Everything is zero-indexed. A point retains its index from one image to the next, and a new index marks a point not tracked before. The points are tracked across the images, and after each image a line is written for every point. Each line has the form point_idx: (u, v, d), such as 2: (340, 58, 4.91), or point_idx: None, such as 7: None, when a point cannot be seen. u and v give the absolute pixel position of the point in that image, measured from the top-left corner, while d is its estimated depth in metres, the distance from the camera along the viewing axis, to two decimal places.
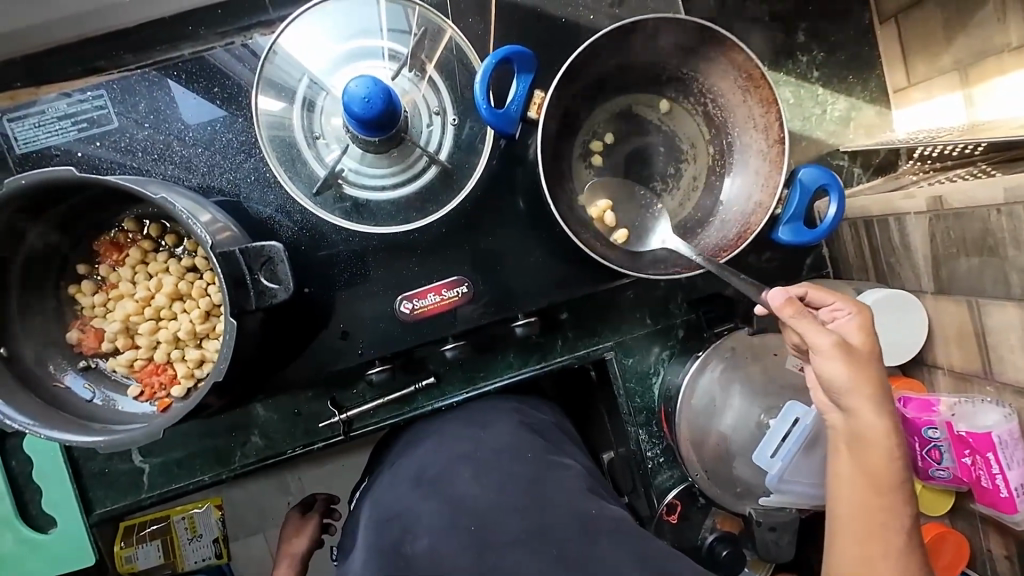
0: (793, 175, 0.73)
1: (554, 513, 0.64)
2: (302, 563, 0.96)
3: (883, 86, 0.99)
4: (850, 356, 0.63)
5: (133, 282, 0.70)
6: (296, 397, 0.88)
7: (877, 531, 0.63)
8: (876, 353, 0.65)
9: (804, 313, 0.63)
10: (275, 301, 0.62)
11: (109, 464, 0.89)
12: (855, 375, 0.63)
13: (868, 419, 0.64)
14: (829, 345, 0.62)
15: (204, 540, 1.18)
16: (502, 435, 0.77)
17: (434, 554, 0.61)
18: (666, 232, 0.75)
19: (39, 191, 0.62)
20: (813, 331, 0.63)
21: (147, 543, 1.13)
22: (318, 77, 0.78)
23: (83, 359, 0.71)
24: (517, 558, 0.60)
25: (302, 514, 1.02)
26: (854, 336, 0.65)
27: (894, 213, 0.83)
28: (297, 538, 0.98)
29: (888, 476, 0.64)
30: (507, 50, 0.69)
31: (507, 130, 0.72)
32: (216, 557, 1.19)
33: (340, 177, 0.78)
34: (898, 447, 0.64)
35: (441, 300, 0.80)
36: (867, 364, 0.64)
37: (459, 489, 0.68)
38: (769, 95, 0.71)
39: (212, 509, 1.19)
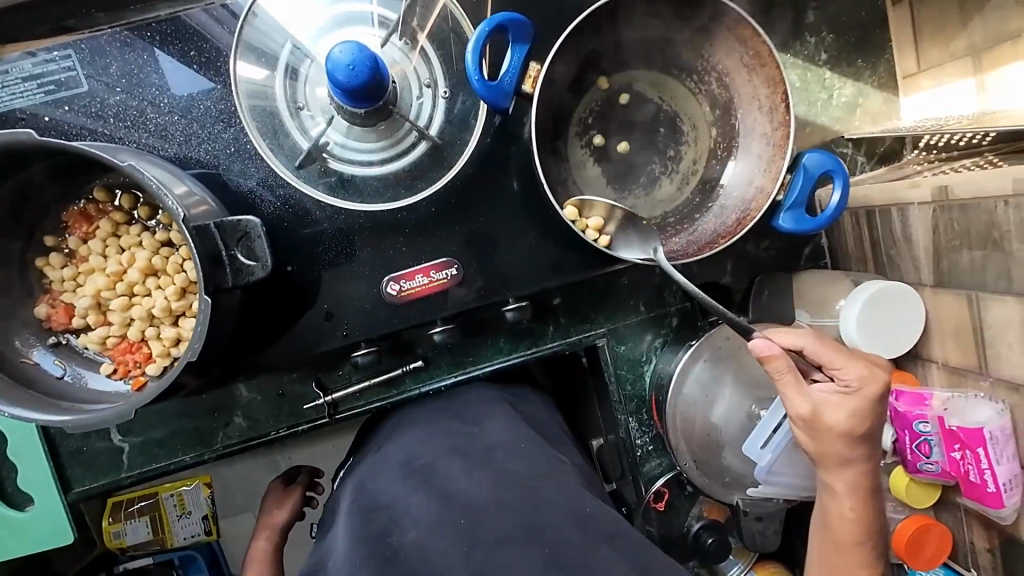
0: (797, 160, 0.67)
1: (547, 513, 0.63)
2: (281, 534, 0.97)
3: (891, 71, 0.96)
4: (817, 429, 0.65)
5: (104, 256, 0.65)
6: (279, 378, 0.87)
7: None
8: (858, 429, 0.65)
9: (785, 374, 0.65)
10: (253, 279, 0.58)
11: (87, 443, 0.88)
12: (817, 442, 0.66)
13: (832, 484, 0.67)
14: (801, 411, 0.65)
15: (193, 517, 1.16)
16: (492, 431, 0.75)
17: (422, 549, 0.60)
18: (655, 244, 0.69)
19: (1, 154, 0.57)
20: (788, 391, 0.65)
21: (135, 519, 1.13)
22: (302, 43, 0.73)
23: (53, 335, 0.66)
24: (515, 557, 0.59)
25: (284, 486, 1.04)
26: (840, 413, 0.65)
27: (898, 204, 0.80)
28: (278, 509, 1.00)
29: (849, 536, 0.66)
30: (501, 18, 0.63)
31: (501, 105, 0.66)
32: (205, 534, 1.18)
33: (325, 151, 0.74)
34: (867, 512, 0.66)
35: (429, 282, 0.78)
36: (839, 438, 0.65)
37: (451, 482, 0.66)
38: (777, 74, 0.65)
39: (201, 487, 1.17)
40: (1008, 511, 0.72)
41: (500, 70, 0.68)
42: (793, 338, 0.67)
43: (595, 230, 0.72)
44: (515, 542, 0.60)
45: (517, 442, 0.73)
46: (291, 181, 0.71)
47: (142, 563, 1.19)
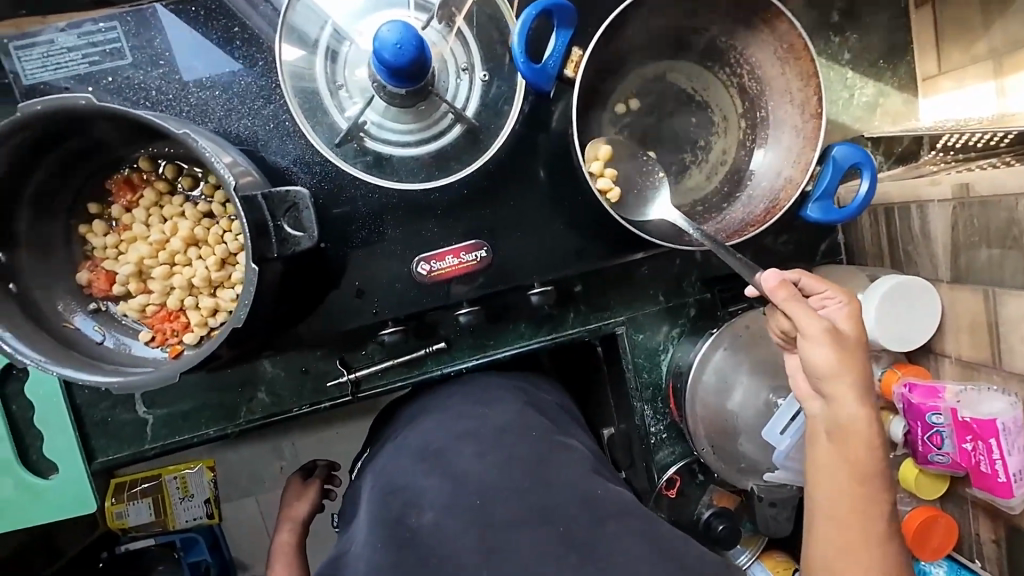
0: (826, 152, 0.68)
1: (557, 496, 0.65)
2: (303, 526, 0.99)
3: (912, 72, 0.97)
4: (840, 343, 0.62)
5: (147, 224, 0.65)
6: (304, 355, 0.89)
7: (856, 518, 0.62)
8: (863, 340, 0.64)
9: (795, 295, 0.62)
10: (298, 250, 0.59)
11: (112, 414, 0.89)
12: (841, 362, 0.62)
13: (852, 412, 0.63)
14: (824, 327, 0.61)
15: (195, 500, 1.19)
16: (504, 412, 0.78)
17: (438, 529, 0.63)
18: (665, 201, 0.71)
19: (50, 123, 0.56)
20: (802, 314, 0.62)
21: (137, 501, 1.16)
22: (341, 25, 0.74)
23: (93, 301, 0.66)
24: (527, 537, 0.61)
25: (303, 480, 1.05)
26: (846, 325, 0.64)
27: (917, 201, 0.82)
28: (298, 501, 1.02)
29: (866, 464, 0.62)
30: (547, 1, 0.64)
31: (545, 90, 0.66)
32: (207, 517, 1.20)
33: (362, 130, 0.74)
34: (880, 437, 0.63)
35: (459, 263, 0.79)
36: (855, 350, 0.63)
37: (462, 465, 0.68)
38: (810, 68, 0.66)
39: (205, 470, 1.20)
40: (1017, 501, 0.75)
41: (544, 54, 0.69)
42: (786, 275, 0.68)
43: (603, 175, 0.71)
44: (528, 525, 0.62)
45: (529, 430, 0.74)
46: (324, 155, 0.71)
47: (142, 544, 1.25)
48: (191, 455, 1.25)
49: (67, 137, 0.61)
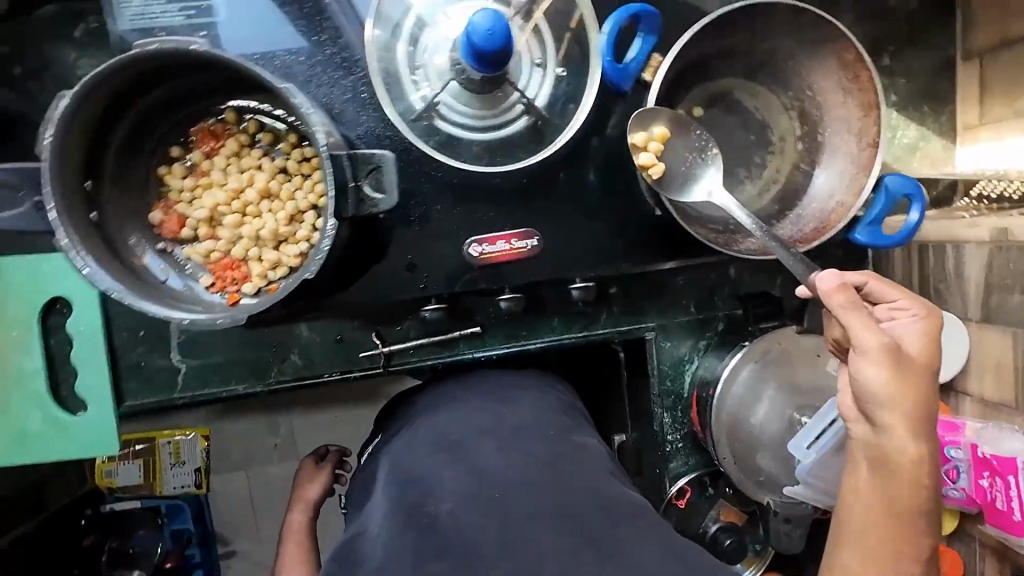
0: (878, 182, 0.71)
1: (573, 492, 0.66)
2: (314, 509, 1.03)
3: (953, 121, 1.01)
4: (896, 361, 0.60)
5: (225, 173, 0.68)
6: (342, 323, 0.89)
7: (886, 543, 0.61)
8: (926, 367, 0.63)
9: (856, 304, 0.61)
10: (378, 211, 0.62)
11: (147, 359, 0.90)
12: (896, 380, 0.61)
13: (902, 442, 0.61)
14: (881, 341, 0.60)
15: (186, 466, 1.33)
16: (520, 412, 0.79)
17: (455, 519, 0.64)
18: (713, 183, 0.74)
19: (159, 61, 0.59)
20: (862, 327, 0.61)
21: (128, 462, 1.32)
22: (423, 9, 0.77)
23: (161, 241, 0.68)
24: (540, 531, 0.62)
25: (315, 464, 1.07)
26: (911, 341, 0.64)
27: (954, 241, 0.85)
28: (309, 485, 1.04)
29: (908, 491, 0.61)
30: (637, 7, 0.72)
31: (623, 88, 0.78)
32: (194, 486, 1.34)
33: (435, 110, 0.77)
34: (925, 466, 0.61)
35: (509, 248, 0.84)
36: (915, 371, 0.61)
37: (481, 459, 0.70)
38: (872, 99, 0.70)
39: (199, 438, 1.33)
40: None
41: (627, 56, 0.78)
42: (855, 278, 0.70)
43: (652, 143, 0.74)
44: (540, 517, 0.63)
45: (546, 431, 0.76)
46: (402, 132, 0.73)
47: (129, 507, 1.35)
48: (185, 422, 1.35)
49: (169, 79, 0.63)
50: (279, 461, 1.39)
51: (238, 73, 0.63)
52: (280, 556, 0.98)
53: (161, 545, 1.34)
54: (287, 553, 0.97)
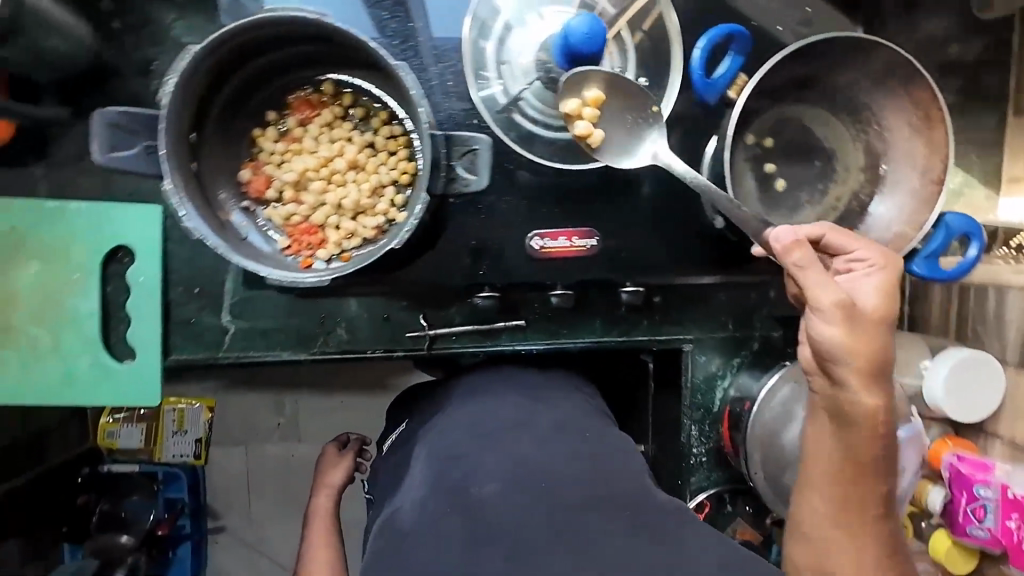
0: (939, 217, 0.75)
1: (621, 485, 0.68)
2: (338, 494, 1.05)
3: (999, 170, 1.00)
4: (849, 317, 0.66)
5: (316, 141, 0.70)
6: (390, 303, 0.90)
7: (850, 490, 0.69)
8: (881, 318, 0.68)
9: (810, 263, 0.66)
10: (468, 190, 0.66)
11: (198, 317, 0.92)
12: (850, 335, 0.66)
13: (859, 394, 0.68)
14: (835, 298, 0.66)
15: (187, 436, 1.42)
16: (556, 409, 0.80)
17: (499, 503, 0.65)
18: (658, 144, 0.74)
19: (279, 26, 0.62)
20: (819, 285, 0.66)
21: (131, 426, 1.42)
22: (512, 8, 0.79)
23: (245, 200, 0.70)
24: (592, 521, 0.64)
25: (337, 451, 1.09)
26: (866, 296, 0.69)
27: (996, 285, 0.88)
28: (332, 471, 1.06)
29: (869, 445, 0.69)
30: (730, 28, 0.75)
31: (708, 100, 0.78)
32: (193, 457, 1.43)
33: (515, 105, 0.79)
34: (883, 416, 0.69)
35: (569, 244, 0.86)
36: (868, 325, 0.67)
37: (523, 448, 0.71)
38: (942, 138, 0.74)
39: (204, 409, 1.42)
40: None
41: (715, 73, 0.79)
42: (812, 229, 0.71)
43: (590, 117, 0.72)
44: (591, 507, 0.65)
45: (582, 429, 0.76)
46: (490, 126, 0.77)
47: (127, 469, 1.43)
48: (191, 393, 1.42)
49: (281, 45, 0.66)
50: (280, 440, 1.47)
51: (344, 47, 0.66)
52: (307, 539, 1.02)
53: (155, 512, 1.41)
54: (314, 535, 1.01)
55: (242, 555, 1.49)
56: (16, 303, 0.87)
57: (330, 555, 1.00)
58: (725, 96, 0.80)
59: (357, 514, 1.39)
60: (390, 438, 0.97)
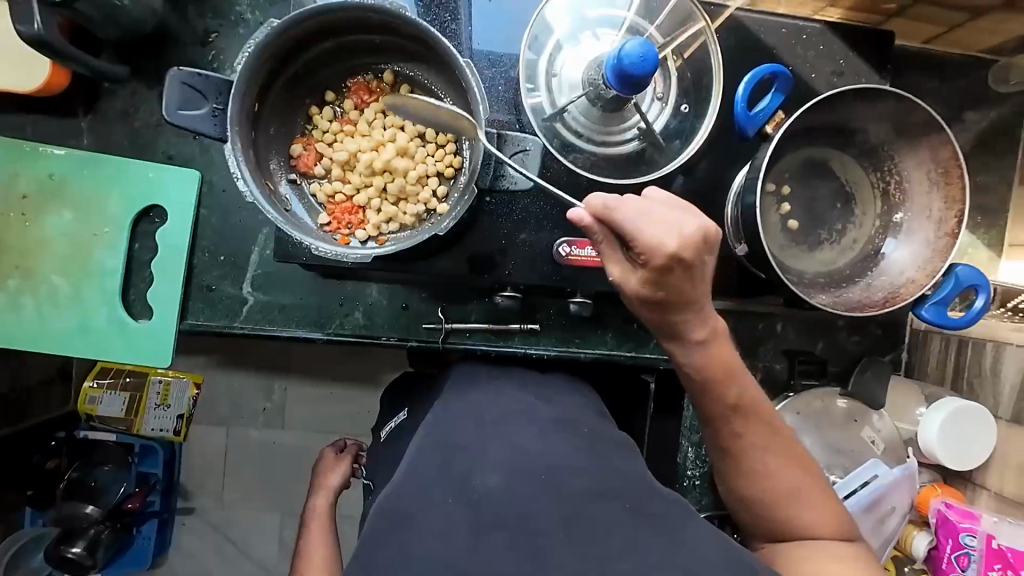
0: (950, 267, 0.78)
1: (633, 482, 0.64)
2: (335, 495, 1.06)
3: (1001, 236, 1.06)
4: (627, 295, 0.66)
5: (370, 126, 0.73)
6: (410, 292, 0.94)
7: (719, 427, 0.70)
8: (672, 276, 0.62)
9: (600, 248, 0.65)
10: (517, 186, 0.83)
11: (218, 285, 0.93)
12: (643, 315, 0.67)
13: (672, 347, 0.70)
14: (615, 279, 0.66)
15: (169, 411, 1.41)
16: (561, 408, 0.78)
17: (505, 493, 0.61)
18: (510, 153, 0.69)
19: (357, 13, 0.65)
20: (614, 265, 0.65)
21: (114, 394, 1.39)
22: (568, 27, 0.84)
23: (293, 172, 0.72)
24: (598, 511, 0.61)
25: (335, 455, 1.13)
26: (631, 273, 0.64)
27: (996, 341, 0.91)
28: (331, 473, 1.09)
29: (704, 391, 0.69)
30: (776, 66, 0.78)
31: (748, 132, 0.81)
32: (172, 433, 1.41)
33: (560, 115, 0.83)
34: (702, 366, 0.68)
35: (595, 256, 0.86)
36: (642, 301, 0.65)
37: (525, 441, 0.67)
38: (958, 195, 0.77)
39: (190, 384, 1.42)
40: None
41: (755, 108, 0.83)
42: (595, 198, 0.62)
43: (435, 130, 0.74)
44: (597, 496, 0.61)
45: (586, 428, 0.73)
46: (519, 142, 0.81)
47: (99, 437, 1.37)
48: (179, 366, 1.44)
49: (353, 30, 0.69)
50: (263, 425, 1.46)
51: (412, 41, 0.70)
52: (303, 538, 0.99)
53: (125, 485, 1.36)
54: (312, 534, 0.99)
55: (208, 539, 1.46)
56: (45, 249, 0.88)
57: (325, 553, 0.97)
58: (762, 130, 0.84)
59: (348, 501, 1.41)
60: (388, 426, 0.95)
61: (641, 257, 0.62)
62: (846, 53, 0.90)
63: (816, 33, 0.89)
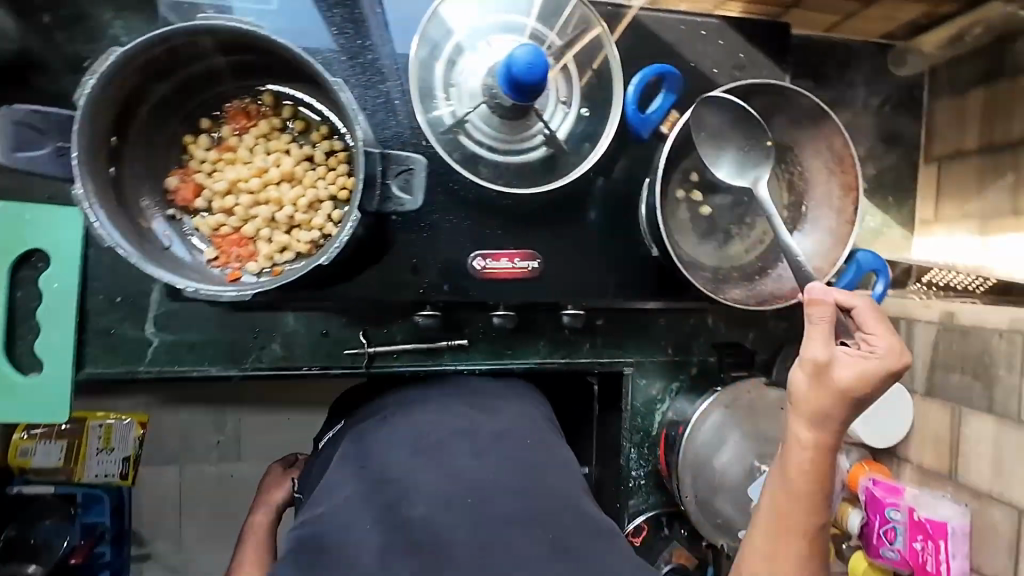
0: (851, 255, 0.80)
1: (561, 503, 0.67)
2: (278, 511, 0.99)
3: (912, 214, 1.09)
4: (817, 374, 0.68)
5: (251, 152, 0.69)
6: (329, 318, 0.88)
7: (791, 532, 0.66)
8: (868, 395, 0.67)
9: (818, 321, 0.69)
10: (402, 211, 0.68)
11: (118, 326, 0.86)
12: (811, 393, 0.68)
13: (794, 429, 0.69)
14: (816, 354, 0.68)
15: (115, 454, 1.27)
16: (504, 419, 0.79)
17: (430, 521, 0.64)
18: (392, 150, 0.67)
19: (218, 32, 0.62)
20: (817, 342, 0.69)
21: (51, 441, 1.25)
22: (466, 35, 0.82)
23: (172, 208, 0.69)
24: (519, 539, 0.62)
25: (283, 470, 1.06)
26: (847, 368, 0.68)
27: (907, 318, 0.94)
28: (276, 488, 1.02)
29: (804, 488, 0.67)
30: (664, 68, 0.82)
31: (642, 135, 0.85)
32: (119, 477, 1.28)
33: (461, 126, 0.81)
34: (822, 471, 0.67)
35: (511, 266, 0.87)
36: (833, 392, 0.67)
37: (459, 462, 0.70)
38: (852, 183, 0.81)
39: (135, 425, 1.29)
40: None
41: (649, 107, 0.86)
42: (844, 295, 0.72)
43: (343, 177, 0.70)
44: (519, 521, 0.64)
45: (513, 451, 0.73)
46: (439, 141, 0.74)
47: (38, 491, 1.24)
48: (120, 407, 1.31)
49: (221, 51, 0.66)
50: (219, 460, 1.35)
51: (285, 60, 0.67)
52: (238, 554, 0.95)
53: (69, 537, 1.24)
54: (246, 553, 0.94)
55: None
56: None
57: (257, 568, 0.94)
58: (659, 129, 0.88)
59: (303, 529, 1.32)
60: (326, 437, 0.93)
61: (870, 352, 0.69)
62: (746, 47, 0.91)
63: (715, 28, 0.90)
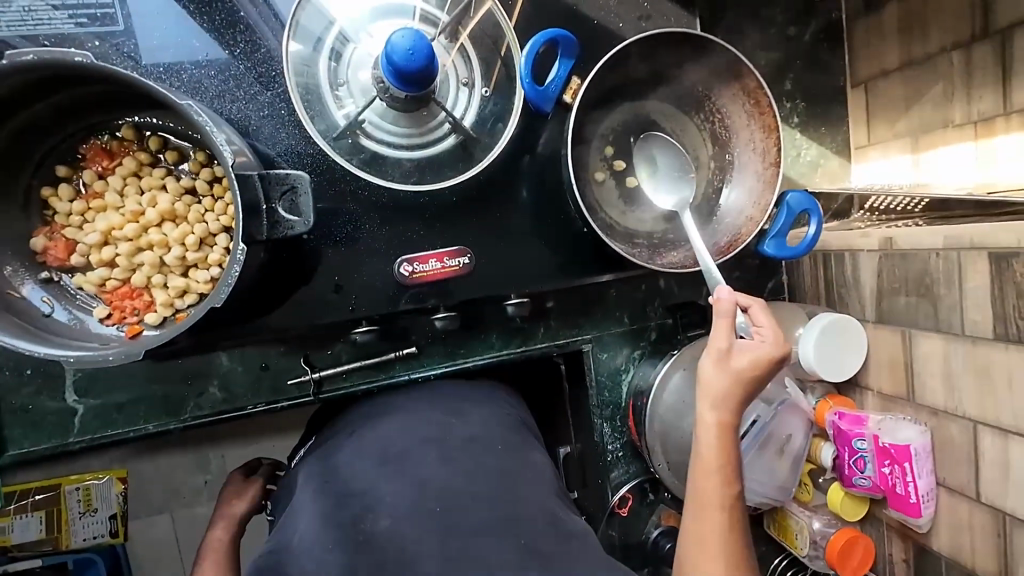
0: (781, 198, 0.80)
1: (527, 507, 0.65)
2: (240, 525, 0.90)
3: (847, 141, 1.07)
4: (720, 362, 0.71)
5: (121, 195, 0.68)
6: (266, 350, 0.83)
7: (714, 509, 0.66)
8: (762, 377, 0.70)
9: (722, 315, 0.72)
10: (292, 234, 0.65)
11: (35, 401, 0.80)
12: (717, 381, 0.70)
13: (701, 413, 0.71)
14: (720, 343, 0.71)
15: (98, 515, 1.14)
16: (471, 424, 0.76)
17: (396, 534, 0.61)
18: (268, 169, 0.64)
19: (41, 74, 0.61)
20: (720, 332, 0.72)
21: (26, 515, 1.10)
22: (345, 26, 0.75)
23: (45, 270, 0.69)
24: (484, 547, 0.60)
25: (244, 478, 0.97)
26: (744, 354, 0.71)
27: (850, 250, 0.93)
28: (236, 500, 0.92)
29: (716, 465, 0.68)
30: (555, 33, 0.76)
31: (544, 109, 0.80)
32: (110, 536, 1.16)
33: (359, 127, 0.76)
34: (730, 448, 0.69)
35: (442, 267, 0.83)
36: (733, 377, 0.70)
37: (424, 470, 0.67)
38: (772, 123, 0.79)
39: (114, 481, 1.15)
40: (924, 520, 0.85)
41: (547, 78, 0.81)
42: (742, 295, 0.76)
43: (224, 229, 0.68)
44: (485, 531, 0.61)
45: (471, 457, 0.70)
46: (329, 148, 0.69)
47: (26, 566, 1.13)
48: (95, 465, 1.18)
49: (57, 90, 0.65)
50: (211, 499, 1.24)
51: (128, 89, 0.66)
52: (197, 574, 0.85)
53: None
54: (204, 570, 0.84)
55: None
56: None
57: None
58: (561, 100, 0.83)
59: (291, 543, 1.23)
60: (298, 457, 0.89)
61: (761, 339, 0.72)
62: None
63: None
